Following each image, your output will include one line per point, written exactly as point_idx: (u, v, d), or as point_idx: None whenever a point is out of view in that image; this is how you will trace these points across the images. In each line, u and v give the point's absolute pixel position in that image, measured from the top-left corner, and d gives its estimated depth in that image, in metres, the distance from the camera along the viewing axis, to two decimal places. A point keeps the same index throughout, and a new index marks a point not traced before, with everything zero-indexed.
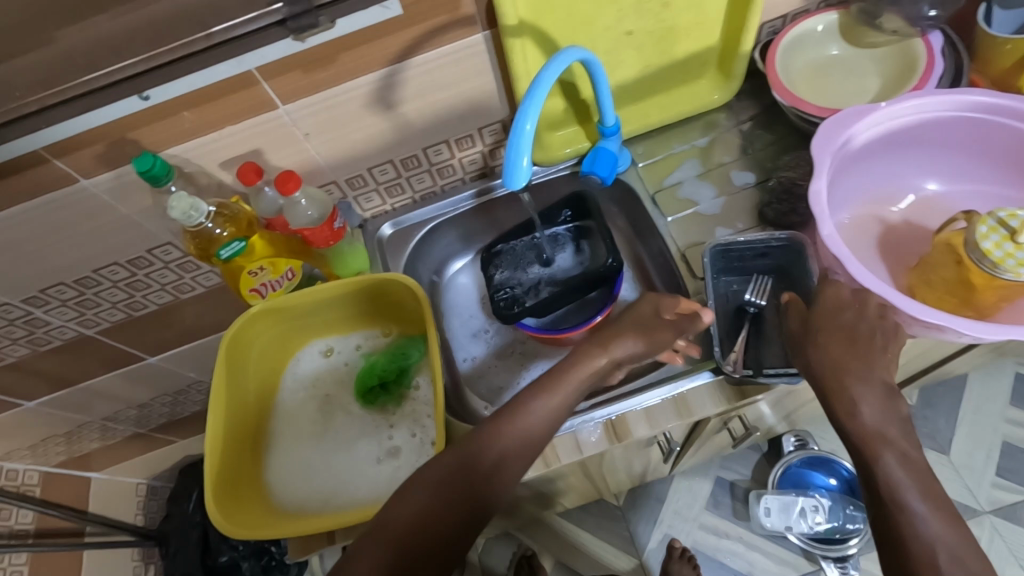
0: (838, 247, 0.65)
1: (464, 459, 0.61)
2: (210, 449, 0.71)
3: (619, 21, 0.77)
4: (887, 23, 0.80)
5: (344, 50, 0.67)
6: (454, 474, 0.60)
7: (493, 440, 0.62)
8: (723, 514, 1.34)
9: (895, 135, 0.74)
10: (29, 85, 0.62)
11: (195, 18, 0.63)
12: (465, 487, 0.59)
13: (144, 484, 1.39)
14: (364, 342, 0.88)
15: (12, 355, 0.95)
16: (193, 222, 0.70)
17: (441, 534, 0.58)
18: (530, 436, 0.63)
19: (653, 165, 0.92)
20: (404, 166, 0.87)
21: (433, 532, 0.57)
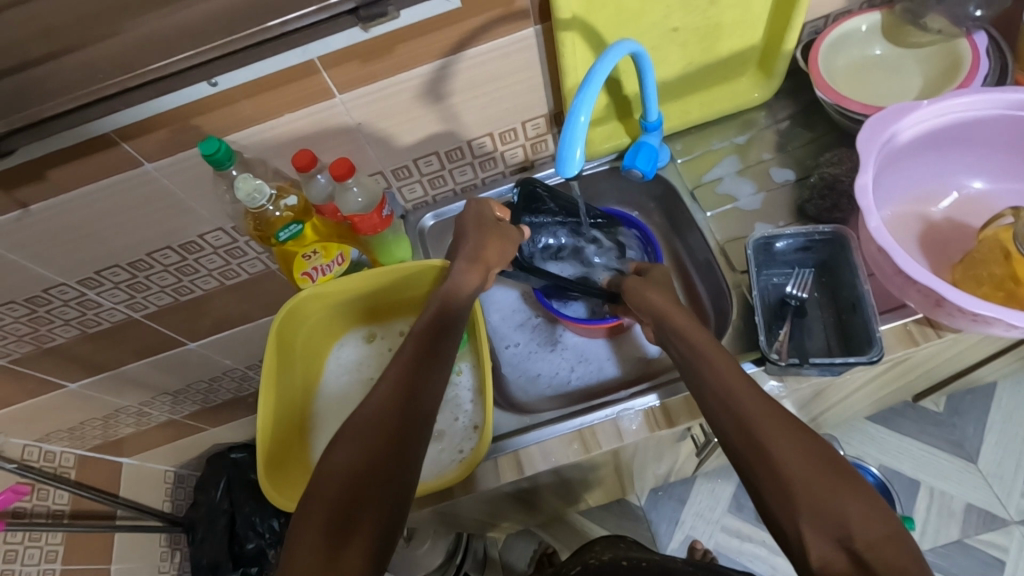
0: (885, 239, 0.66)
1: (378, 414, 0.62)
2: (262, 426, 0.74)
3: (667, 18, 0.79)
4: (932, 23, 0.80)
5: (403, 41, 0.69)
6: (378, 420, 0.61)
7: (392, 394, 0.64)
8: (745, 517, 1.34)
9: (939, 132, 0.75)
10: (107, 70, 0.65)
11: (265, 8, 0.66)
12: (389, 437, 0.60)
13: (172, 473, 1.42)
14: (406, 329, 0.91)
15: (62, 335, 0.98)
16: (256, 204, 0.73)
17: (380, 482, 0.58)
18: (425, 378, 0.66)
19: (692, 161, 0.94)
20: (448, 157, 0.89)
21: (369, 480, 0.58)
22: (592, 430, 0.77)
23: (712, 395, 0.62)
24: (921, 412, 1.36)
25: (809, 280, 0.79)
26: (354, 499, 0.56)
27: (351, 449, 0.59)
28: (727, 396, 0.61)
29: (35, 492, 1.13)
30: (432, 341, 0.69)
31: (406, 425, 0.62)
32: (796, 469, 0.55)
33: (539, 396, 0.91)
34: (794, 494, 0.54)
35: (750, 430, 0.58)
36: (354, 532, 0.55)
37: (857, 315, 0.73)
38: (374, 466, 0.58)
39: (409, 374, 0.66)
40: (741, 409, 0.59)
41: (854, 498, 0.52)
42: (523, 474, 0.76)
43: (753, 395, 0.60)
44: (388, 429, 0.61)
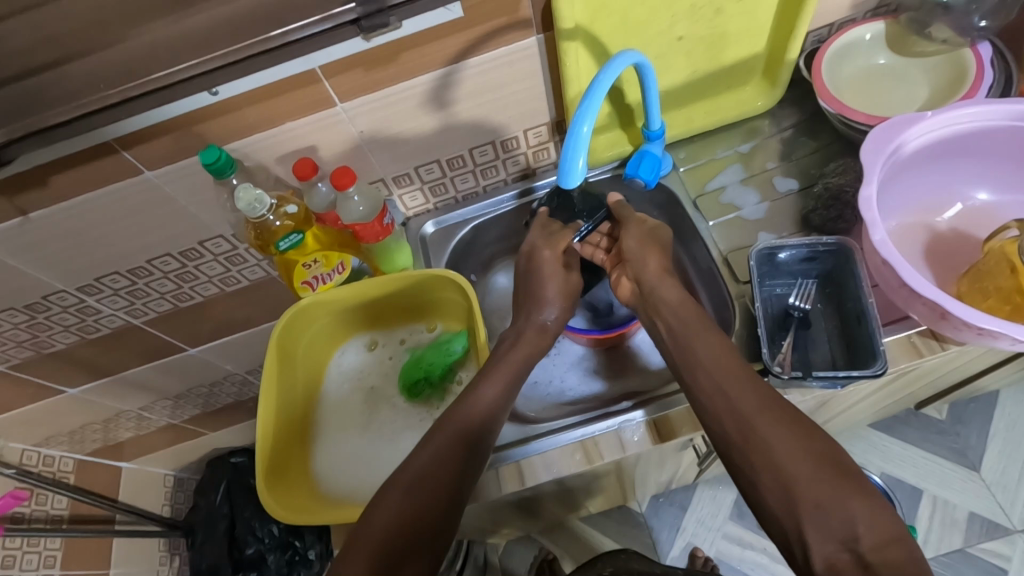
0: (890, 251, 0.66)
1: (431, 468, 0.61)
2: (263, 433, 0.73)
3: (670, 27, 0.78)
4: (937, 32, 0.80)
5: (405, 50, 0.69)
6: (432, 472, 0.61)
7: (448, 450, 0.63)
8: (747, 525, 1.33)
9: (945, 143, 0.74)
10: (108, 79, 0.65)
11: (267, 18, 0.66)
12: (441, 492, 0.59)
13: (171, 477, 1.41)
14: (408, 337, 0.90)
15: (61, 341, 0.97)
16: (257, 213, 0.73)
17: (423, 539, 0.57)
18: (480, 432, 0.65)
19: (695, 170, 0.93)
20: (450, 165, 0.89)
21: (414, 537, 0.57)
22: (595, 441, 0.76)
23: (706, 380, 0.62)
24: (924, 420, 1.35)
25: (812, 291, 0.79)
26: (394, 552, 0.55)
27: (403, 499, 0.59)
28: (720, 388, 0.61)
29: (33, 497, 1.12)
30: (496, 396, 0.68)
31: (460, 481, 0.61)
32: (797, 467, 0.54)
33: (541, 405, 0.90)
34: (795, 493, 0.53)
35: (748, 424, 0.57)
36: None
37: (861, 327, 0.73)
38: (421, 522, 0.58)
39: (470, 427, 0.65)
40: (739, 403, 0.59)
41: (859, 497, 0.51)
42: (525, 485, 0.75)
43: (745, 384, 0.60)
44: (443, 485, 0.60)
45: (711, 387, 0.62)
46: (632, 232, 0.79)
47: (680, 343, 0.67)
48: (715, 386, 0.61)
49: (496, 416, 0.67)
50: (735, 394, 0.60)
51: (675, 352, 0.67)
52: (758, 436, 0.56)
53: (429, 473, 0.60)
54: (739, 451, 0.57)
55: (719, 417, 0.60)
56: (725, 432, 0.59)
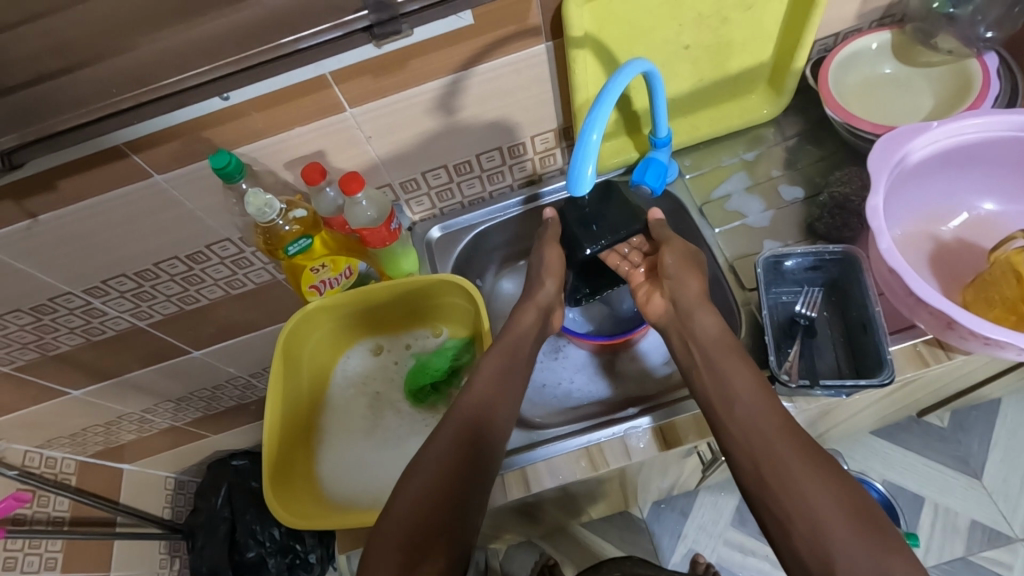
0: (896, 260, 0.66)
1: (450, 449, 0.62)
2: (269, 437, 0.73)
3: (678, 35, 0.79)
4: (942, 43, 0.81)
5: (415, 56, 0.69)
6: (450, 454, 0.62)
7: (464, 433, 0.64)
8: (748, 531, 1.33)
9: (950, 153, 0.75)
10: (120, 84, 0.66)
11: (279, 25, 0.66)
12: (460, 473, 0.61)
13: (172, 479, 1.41)
14: (413, 342, 0.90)
15: (66, 343, 0.97)
16: (266, 218, 0.73)
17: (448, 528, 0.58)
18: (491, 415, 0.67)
19: (700, 177, 0.94)
20: (457, 171, 0.89)
21: (438, 518, 0.58)
22: (600, 448, 0.76)
23: (738, 412, 0.63)
24: (926, 427, 1.35)
25: (818, 299, 0.79)
26: (422, 543, 0.56)
27: (424, 483, 0.60)
28: (751, 424, 0.61)
29: (35, 499, 1.12)
30: (496, 386, 0.69)
31: (476, 470, 0.62)
32: (833, 520, 0.53)
33: (547, 411, 0.90)
34: (829, 544, 0.52)
35: (780, 462, 0.58)
36: (419, 572, 0.54)
37: (867, 336, 0.73)
38: (444, 512, 0.58)
39: (476, 415, 0.66)
40: (771, 441, 0.59)
41: (896, 555, 0.50)
42: (530, 491, 0.75)
43: (780, 424, 0.60)
44: (460, 474, 0.61)
45: (741, 422, 0.62)
46: (674, 249, 0.77)
47: (711, 375, 0.67)
48: (748, 422, 0.62)
49: (501, 406, 0.68)
50: (768, 433, 0.60)
51: (708, 384, 0.67)
52: (787, 474, 0.57)
53: (446, 465, 0.61)
54: (765, 488, 0.57)
55: (748, 451, 0.60)
56: (753, 467, 0.59)
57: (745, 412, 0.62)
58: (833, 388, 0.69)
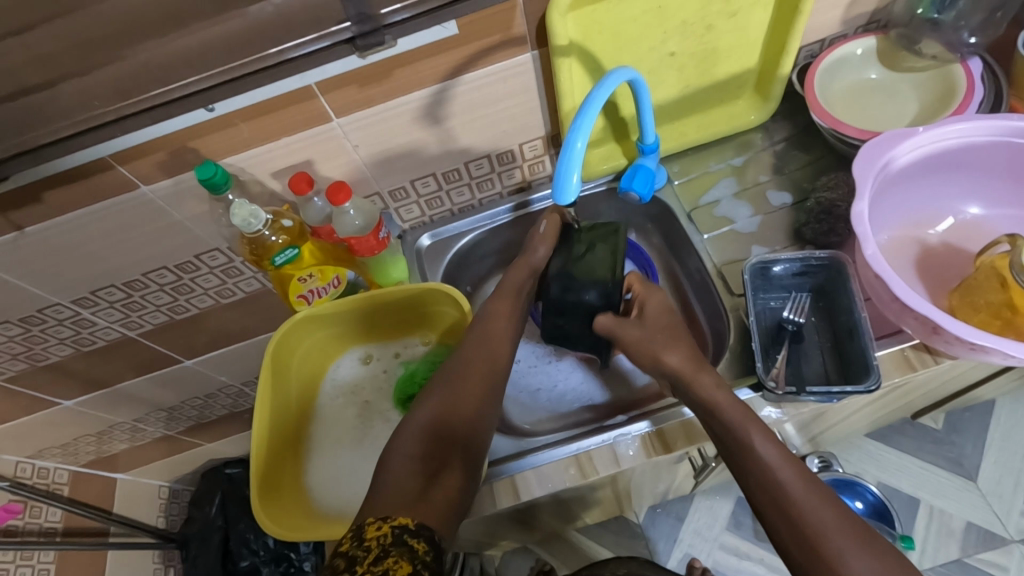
0: (882, 266, 0.66)
1: (470, 364, 0.68)
2: (256, 447, 0.73)
3: (663, 43, 0.79)
4: (927, 48, 0.82)
5: (400, 66, 0.70)
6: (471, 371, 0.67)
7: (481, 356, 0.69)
8: (743, 535, 1.33)
9: (936, 158, 0.75)
10: (104, 96, 0.66)
11: (263, 36, 0.66)
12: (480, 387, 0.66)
13: (166, 488, 1.39)
14: (403, 351, 0.90)
15: (55, 354, 0.97)
16: (252, 229, 0.73)
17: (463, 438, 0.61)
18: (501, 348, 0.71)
19: (689, 183, 0.94)
20: (446, 179, 0.89)
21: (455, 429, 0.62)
22: (589, 455, 0.76)
23: (762, 494, 0.56)
24: (920, 429, 1.35)
25: (806, 304, 0.79)
26: (439, 448, 0.60)
27: (445, 394, 0.64)
28: (783, 503, 0.54)
29: (27, 509, 1.10)
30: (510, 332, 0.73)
31: (490, 392, 0.66)
32: None
33: (537, 417, 0.91)
34: None
35: (818, 544, 0.51)
36: (439, 479, 0.57)
37: (855, 343, 0.73)
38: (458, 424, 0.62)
39: (490, 346, 0.70)
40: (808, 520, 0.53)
41: None
42: (519, 500, 0.75)
43: (816, 498, 0.54)
44: (477, 392, 0.65)
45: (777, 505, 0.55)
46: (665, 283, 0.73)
47: (737, 445, 0.59)
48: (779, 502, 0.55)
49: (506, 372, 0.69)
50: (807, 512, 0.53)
51: (733, 455, 0.60)
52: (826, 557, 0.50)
53: (462, 385, 0.65)
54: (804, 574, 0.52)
55: (783, 529, 0.54)
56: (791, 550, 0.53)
57: (767, 468, 0.57)
58: (820, 394, 0.69)
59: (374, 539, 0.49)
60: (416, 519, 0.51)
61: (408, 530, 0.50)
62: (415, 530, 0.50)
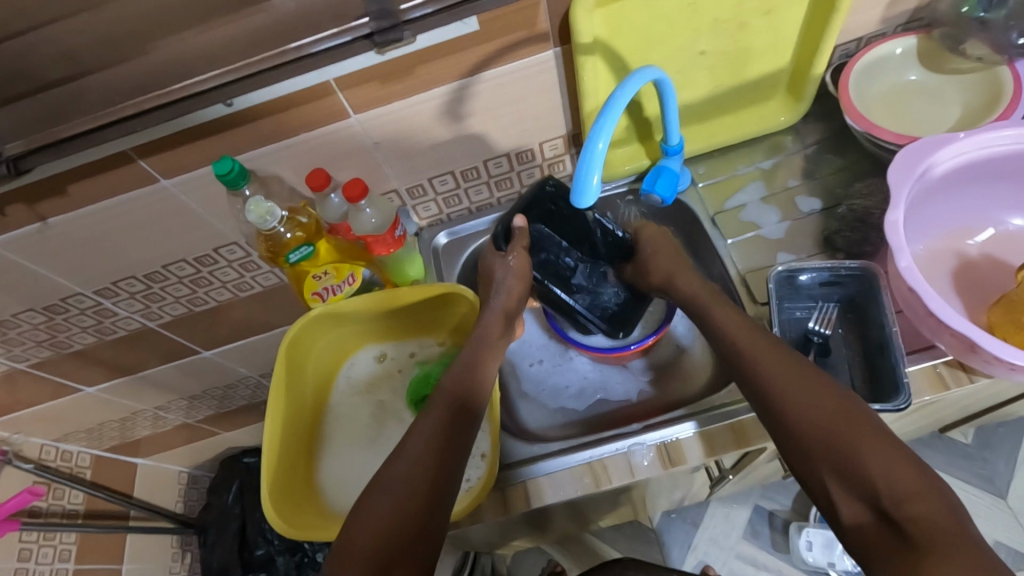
0: (916, 279, 0.63)
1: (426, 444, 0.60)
2: (270, 445, 0.73)
3: (692, 42, 0.77)
4: (972, 49, 0.77)
5: (420, 63, 0.68)
6: (427, 446, 0.60)
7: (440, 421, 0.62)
8: (760, 544, 1.30)
9: (978, 166, 0.71)
10: (127, 92, 0.66)
11: (283, 32, 0.66)
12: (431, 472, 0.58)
13: (185, 474, 1.42)
14: (417, 350, 0.90)
15: (79, 342, 0.99)
16: (267, 226, 0.73)
17: (437, 496, 0.57)
18: (467, 418, 0.63)
19: (714, 186, 0.91)
20: (464, 177, 0.88)
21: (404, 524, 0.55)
22: (603, 464, 0.75)
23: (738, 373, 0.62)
24: (949, 444, 1.29)
25: (833, 315, 0.76)
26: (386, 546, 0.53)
27: (398, 481, 0.57)
28: (750, 369, 0.61)
29: (51, 491, 1.13)
30: (469, 364, 0.69)
31: (442, 477, 0.58)
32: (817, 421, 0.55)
33: (552, 421, 0.89)
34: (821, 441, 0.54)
35: (780, 395, 0.58)
36: None
37: (885, 358, 0.70)
38: (407, 524, 0.55)
39: (456, 407, 0.64)
40: (766, 378, 0.59)
41: (882, 455, 0.51)
42: (531, 506, 0.74)
43: (780, 364, 0.59)
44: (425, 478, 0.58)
45: (853, 477, 0.51)
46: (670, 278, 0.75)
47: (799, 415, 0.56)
48: (859, 478, 0.51)
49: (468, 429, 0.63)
50: (775, 374, 0.59)
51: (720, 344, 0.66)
52: (933, 555, 0.45)
53: (429, 438, 0.61)
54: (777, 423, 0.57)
55: (869, 505, 0.50)
56: (873, 542, 0.50)
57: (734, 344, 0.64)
58: None
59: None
60: None
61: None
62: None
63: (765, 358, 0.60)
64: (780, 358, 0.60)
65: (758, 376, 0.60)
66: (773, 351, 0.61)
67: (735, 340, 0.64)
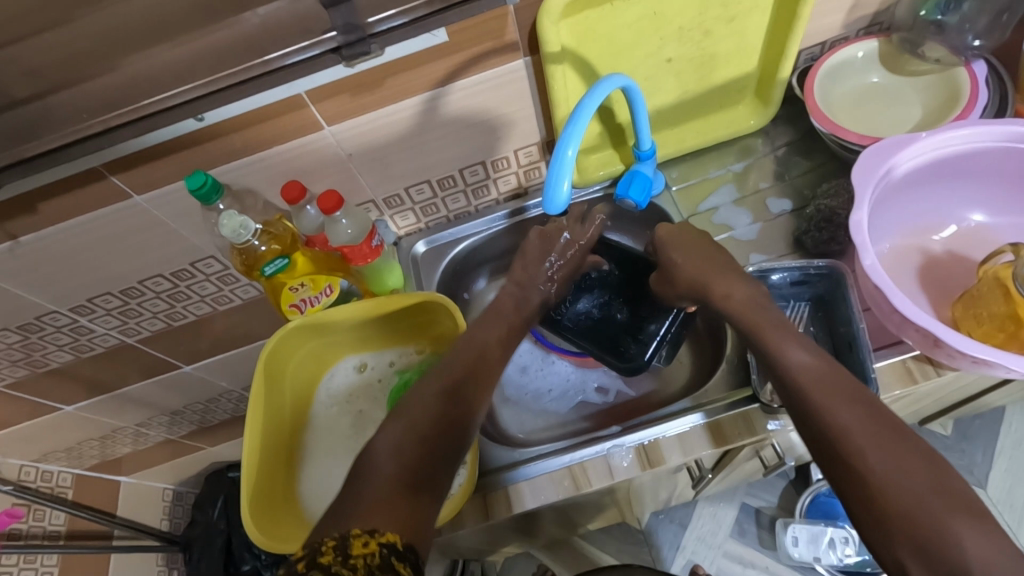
0: (880, 276, 0.65)
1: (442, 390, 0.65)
2: (249, 460, 0.73)
3: (659, 49, 0.78)
4: (931, 51, 0.80)
5: (391, 75, 0.69)
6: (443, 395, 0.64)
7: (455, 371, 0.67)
8: (748, 542, 1.31)
9: (939, 165, 0.73)
10: (95, 109, 0.66)
11: (253, 46, 0.66)
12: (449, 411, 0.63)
13: (170, 491, 1.39)
14: (398, 359, 0.90)
15: (56, 360, 0.98)
16: (241, 239, 0.73)
17: (430, 459, 0.58)
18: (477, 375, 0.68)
19: (687, 189, 0.93)
20: (441, 185, 0.88)
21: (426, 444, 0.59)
22: (583, 467, 0.75)
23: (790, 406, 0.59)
24: (929, 437, 1.32)
25: (804, 315, 0.78)
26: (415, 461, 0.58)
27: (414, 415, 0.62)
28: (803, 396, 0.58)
29: (30, 513, 1.11)
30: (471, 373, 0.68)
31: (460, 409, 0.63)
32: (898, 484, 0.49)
33: (533, 425, 0.90)
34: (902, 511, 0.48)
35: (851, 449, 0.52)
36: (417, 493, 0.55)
37: (852, 355, 0.71)
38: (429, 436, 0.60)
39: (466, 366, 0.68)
40: (832, 421, 0.54)
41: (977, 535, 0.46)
42: (513, 511, 0.74)
43: (850, 407, 0.55)
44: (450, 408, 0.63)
45: (944, 562, 0.45)
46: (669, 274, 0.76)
47: (883, 478, 0.50)
48: (948, 560, 0.45)
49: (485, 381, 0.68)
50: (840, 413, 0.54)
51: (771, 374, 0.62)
52: None
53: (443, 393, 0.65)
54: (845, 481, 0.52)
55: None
56: None
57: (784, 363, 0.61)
58: None
59: (360, 559, 0.46)
60: (402, 539, 0.50)
61: (394, 551, 0.48)
62: (401, 553, 0.48)
63: (834, 404, 0.55)
64: (861, 409, 0.54)
65: (828, 422, 0.54)
66: (840, 392, 0.56)
67: (804, 380, 0.58)
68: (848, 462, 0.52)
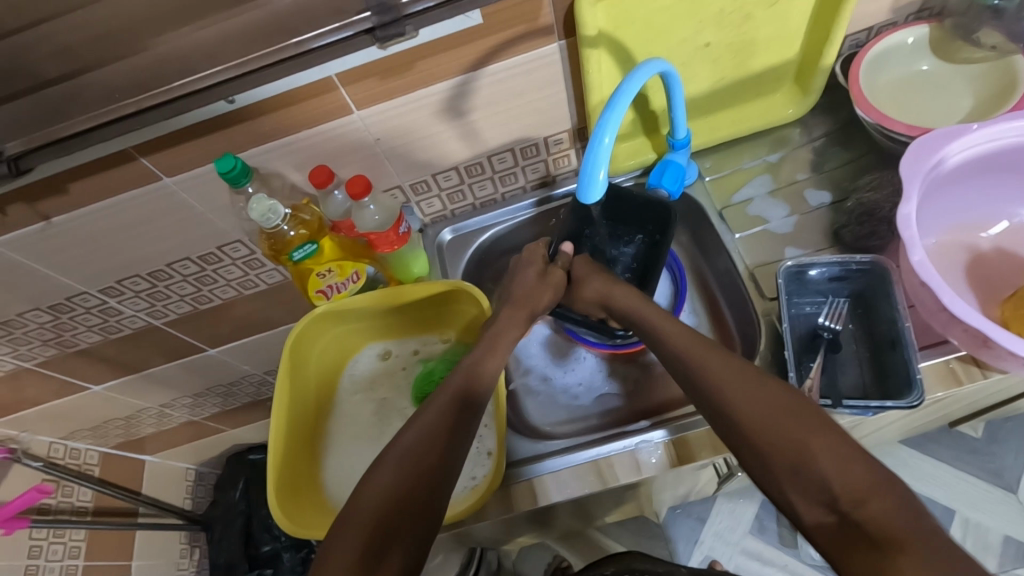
0: (929, 273, 0.62)
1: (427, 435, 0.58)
2: (274, 447, 0.73)
3: (698, 33, 0.75)
4: (985, 38, 0.76)
5: (422, 58, 0.68)
6: (429, 441, 0.58)
7: (446, 410, 0.61)
8: (768, 539, 1.29)
9: (992, 158, 0.70)
10: (126, 89, 0.65)
11: (285, 28, 0.65)
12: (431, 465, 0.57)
13: (193, 470, 1.42)
14: (421, 347, 0.89)
15: (84, 340, 0.99)
16: (270, 224, 0.72)
17: (405, 520, 0.54)
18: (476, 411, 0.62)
19: (720, 180, 0.90)
20: (468, 172, 0.87)
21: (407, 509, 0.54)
22: (609, 461, 0.74)
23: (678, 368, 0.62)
24: (958, 438, 1.28)
25: (843, 311, 0.75)
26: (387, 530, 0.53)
27: (395, 470, 0.56)
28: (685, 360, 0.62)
29: (59, 489, 1.13)
30: (452, 421, 0.60)
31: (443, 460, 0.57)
32: (763, 420, 0.54)
33: (558, 418, 0.88)
34: (769, 444, 0.53)
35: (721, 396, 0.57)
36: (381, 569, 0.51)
37: (896, 354, 0.69)
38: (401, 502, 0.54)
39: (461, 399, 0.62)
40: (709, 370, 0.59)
41: (826, 449, 0.51)
42: (538, 504, 0.73)
43: (719, 360, 0.59)
44: (431, 464, 0.57)
45: (807, 477, 0.50)
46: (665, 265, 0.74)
47: (748, 414, 0.55)
48: (814, 477, 0.50)
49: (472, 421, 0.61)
50: (719, 370, 0.58)
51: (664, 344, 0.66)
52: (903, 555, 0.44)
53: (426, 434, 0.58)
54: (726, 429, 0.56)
55: (829, 509, 0.49)
56: (837, 545, 0.48)
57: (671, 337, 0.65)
58: (855, 410, 0.65)
59: None
60: None
61: None
62: None
63: (717, 368, 0.59)
64: (735, 368, 0.58)
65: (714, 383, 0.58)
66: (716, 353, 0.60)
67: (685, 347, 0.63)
68: (730, 419, 0.56)
